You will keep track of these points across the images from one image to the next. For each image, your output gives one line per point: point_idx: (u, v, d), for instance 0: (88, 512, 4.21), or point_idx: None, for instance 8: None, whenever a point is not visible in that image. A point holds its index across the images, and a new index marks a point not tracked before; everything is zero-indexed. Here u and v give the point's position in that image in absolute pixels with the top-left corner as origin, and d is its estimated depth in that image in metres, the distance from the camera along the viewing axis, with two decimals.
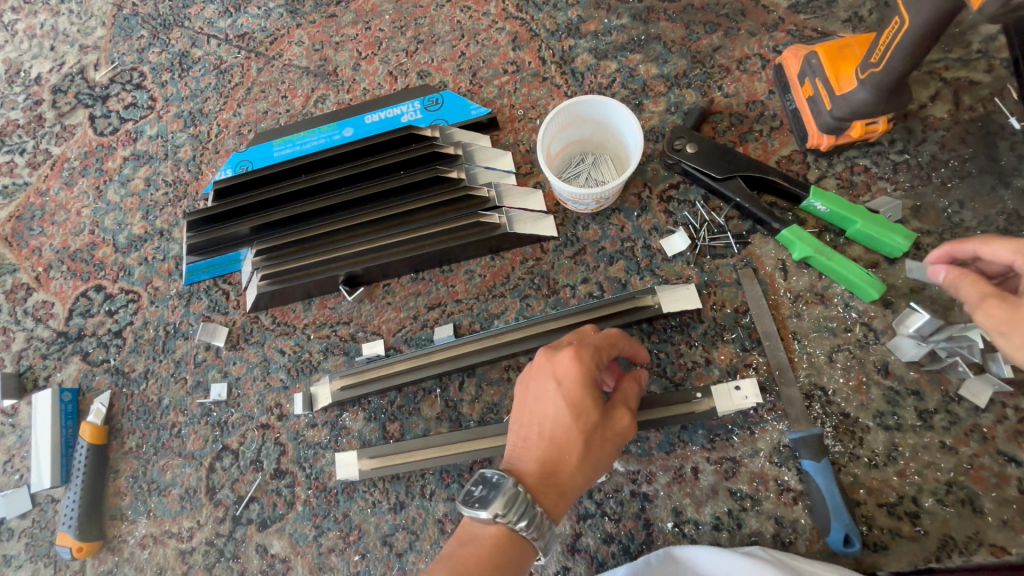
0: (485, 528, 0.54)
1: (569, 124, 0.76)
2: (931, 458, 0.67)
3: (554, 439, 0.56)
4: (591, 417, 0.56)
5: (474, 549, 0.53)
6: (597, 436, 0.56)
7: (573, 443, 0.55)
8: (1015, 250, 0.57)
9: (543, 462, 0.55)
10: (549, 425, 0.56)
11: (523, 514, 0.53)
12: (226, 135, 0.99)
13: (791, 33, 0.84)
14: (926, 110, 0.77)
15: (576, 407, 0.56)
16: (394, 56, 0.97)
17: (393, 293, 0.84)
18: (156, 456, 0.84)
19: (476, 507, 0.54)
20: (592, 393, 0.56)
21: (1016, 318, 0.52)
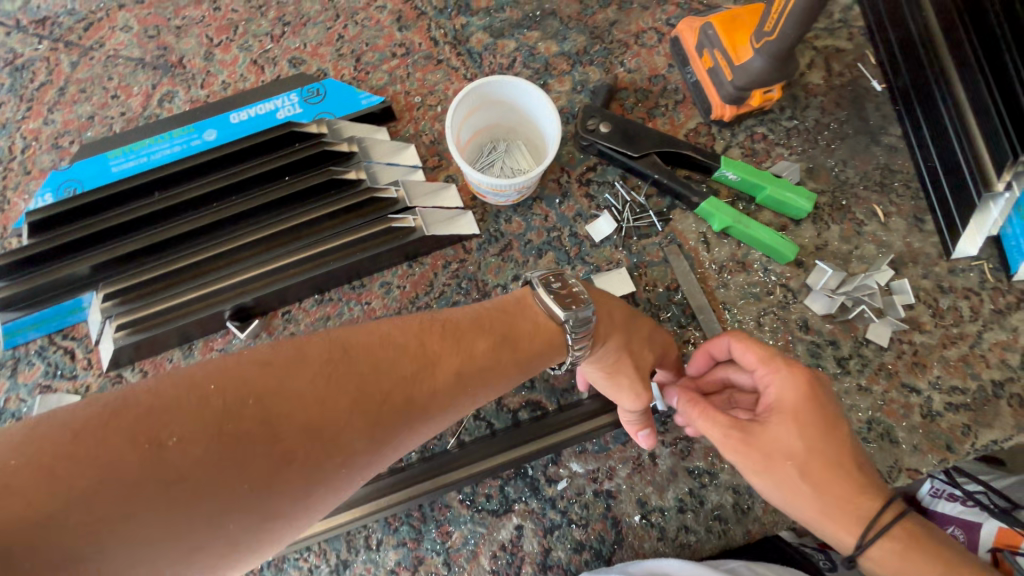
0: (541, 320, 0.55)
1: (477, 109, 0.70)
2: (852, 401, 0.72)
3: (634, 320, 0.61)
4: (657, 348, 0.62)
5: (531, 331, 0.54)
6: (645, 359, 0.60)
7: (642, 327, 0.61)
8: (761, 362, 0.55)
9: (623, 315, 0.60)
10: (642, 316, 0.63)
11: (584, 332, 0.54)
12: (38, 149, 0.77)
13: (680, 6, 0.85)
14: (805, 78, 0.83)
15: (656, 337, 0.63)
16: (256, 41, 0.82)
17: (297, 321, 0.72)
18: None
19: (550, 299, 0.55)
20: (657, 346, 0.62)
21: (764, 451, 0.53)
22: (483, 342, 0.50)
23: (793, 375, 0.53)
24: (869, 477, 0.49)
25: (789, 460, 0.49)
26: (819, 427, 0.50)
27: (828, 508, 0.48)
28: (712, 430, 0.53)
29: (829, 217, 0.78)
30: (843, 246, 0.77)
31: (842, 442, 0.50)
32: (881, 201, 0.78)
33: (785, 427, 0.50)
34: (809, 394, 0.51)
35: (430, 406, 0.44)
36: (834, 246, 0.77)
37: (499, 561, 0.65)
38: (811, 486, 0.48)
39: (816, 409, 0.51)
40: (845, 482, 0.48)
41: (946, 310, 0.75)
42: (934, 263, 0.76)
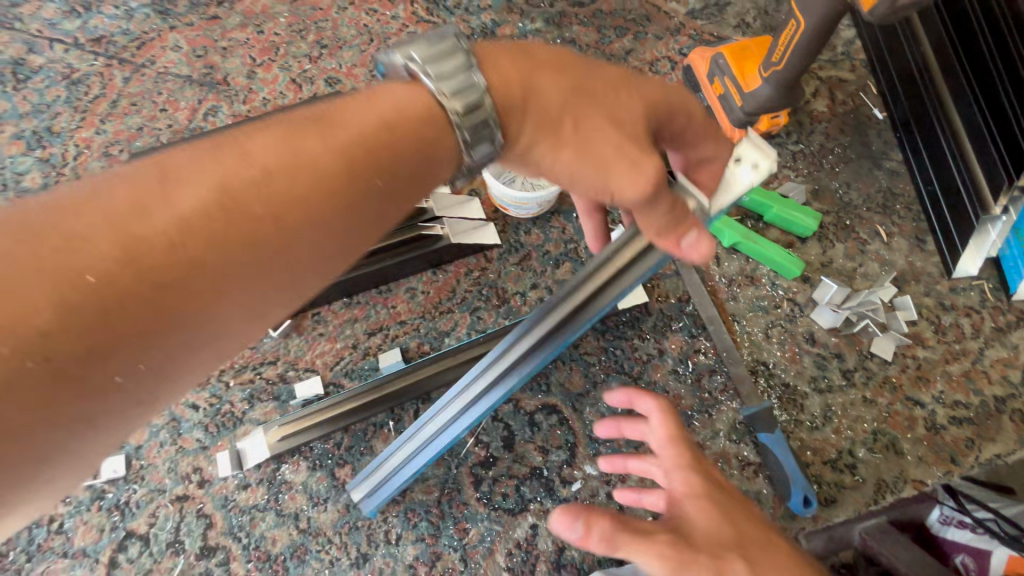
0: (403, 89, 0.43)
1: None
2: (858, 413, 0.74)
3: (566, 71, 0.46)
4: (632, 107, 0.46)
5: (370, 104, 0.42)
6: (619, 125, 0.45)
7: (582, 76, 0.46)
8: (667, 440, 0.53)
9: (547, 67, 0.46)
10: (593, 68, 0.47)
11: (451, 73, 0.42)
12: (89, 157, 0.82)
13: (692, 37, 0.91)
14: (810, 106, 0.87)
15: (634, 89, 0.48)
16: (296, 62, 0.88)
17: (326, 322, 0.76)
18: (31, 563, 0.67)
19: (391, 52, 0.43)
20: (644, 113, 0.47)
21: None
22: (278, 152, 0.38)
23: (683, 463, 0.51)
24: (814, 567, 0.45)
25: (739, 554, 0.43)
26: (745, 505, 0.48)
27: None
28: (659, 543, 0.44)
29: (834, 236, 0.81)
30: (848, 263, 0.80)
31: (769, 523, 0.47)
32: (884, 222, 0.82)
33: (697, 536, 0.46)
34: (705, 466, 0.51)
35: (203, 261, 0.34)
36: (839, 263, 0.80)
37: (514, 558, 0.67)
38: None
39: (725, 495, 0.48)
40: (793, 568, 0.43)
41: (949, 327, 0.77)
42: (936, 282, 0.79)
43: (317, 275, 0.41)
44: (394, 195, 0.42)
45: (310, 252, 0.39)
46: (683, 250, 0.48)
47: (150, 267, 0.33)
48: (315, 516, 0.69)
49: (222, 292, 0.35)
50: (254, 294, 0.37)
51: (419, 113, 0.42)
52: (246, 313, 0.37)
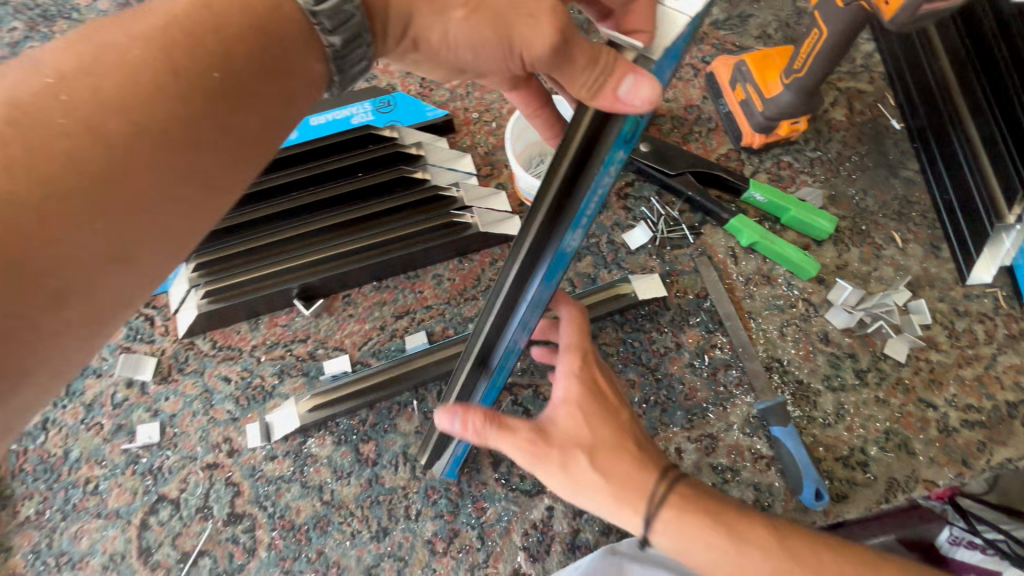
0: None
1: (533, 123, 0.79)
2: (870, 412, 0.75)
3: None
4: None
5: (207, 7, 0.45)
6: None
7: None
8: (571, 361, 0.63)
9: None
10: None
11: None
12: None
13: (715, 47, 0.94)
14: (828, 115, 0.90)
15: None
16: None
17: (355, 304, 0.79)
18: (65, 522, 0.70)
19: None
20: None
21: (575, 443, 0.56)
22: (176, 59, 0.43)
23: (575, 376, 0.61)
24: (645, 452, 0.57)
25: (585, 448, 0.55)
26: (609, 417, 0.58)
27: (617, 480, 0.54)
28: (523, 431, 0.57)
29: (849, 240, 0.83)
30: (863, 267, 0.82)
31: (625, 424, 0.58)
32: (899, 229, 0.84)
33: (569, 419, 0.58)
34: (592, 386, 0.61)
35: (59, 190, 0.39)
36: (854, 266, 0.82)
37: (530, 538, 0.69)
38: (599, 470, 0.54)
39: (597, 404, 0.59)
40: (620, 461, 0.55)
41: (962, 332, 0.79)
42: (950, 288, 0.81)
43: (191, 217, 0.46)
44: (232, 128, 0.46)
45: (203, 168, 0.45)
46: (624, 100, 0.45)
47: (45, 201, 0.38)
48: (338, 489, 0.71)
49: (82, 232, 0.40)
50: (122, 239, 0.42)
51: (255, 17, 0.45)
52: (122, 263, 0.43)
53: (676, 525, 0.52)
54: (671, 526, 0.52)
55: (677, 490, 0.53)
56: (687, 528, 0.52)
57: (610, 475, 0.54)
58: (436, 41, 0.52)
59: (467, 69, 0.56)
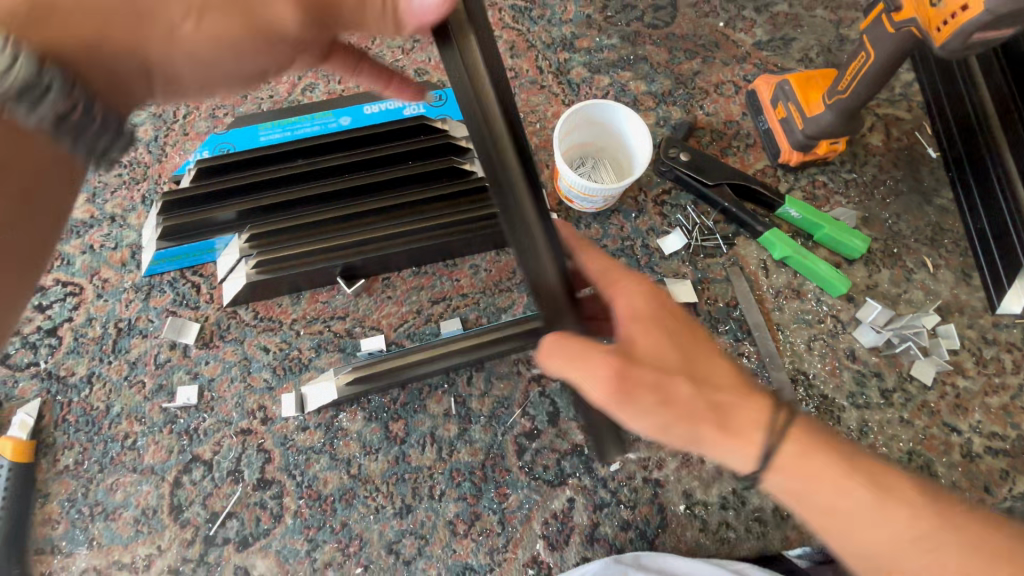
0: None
1: (577, 127, 0.80)
2: (894, 431, 0.76)
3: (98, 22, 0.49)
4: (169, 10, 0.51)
5: None
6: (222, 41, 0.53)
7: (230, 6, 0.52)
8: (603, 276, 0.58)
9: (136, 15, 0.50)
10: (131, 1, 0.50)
11: None
12: (197, 116, 0.90)
13: (757, 66, 0.97)
14: (866, 138, 0.92)
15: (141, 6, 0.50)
16: (389, 52, 0.96)
17: (394, 286, 0.81)
18: (102, 474, 0.72)
19: None
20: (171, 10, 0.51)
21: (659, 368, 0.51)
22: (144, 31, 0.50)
23: (637, 289, 0.56)
24: (741, 377, 0.54)
25: (682, 375, 0.51)
26: (685, 339, 0.54)
27: (728, 422, 0.51)
28: (602, 360, 0.49)
29: (881, 261, 0.85)
30: (893, 289, 0.83)
31: (707, 348, 0.55)
32: (931, 254, 0.85)
33: (655, 341, 0.53)
34: (654, 300, 0.56)
35: None
36: (884, 287, 0.83)
37: (550, 527, 0.70)
38: (704, 402, 0.51)
39: (671, 318, 0.55)
40: (727, 379, 0.53)
41: (990, 360, 0.80)
42: (979, 315, 0.82)
43: None
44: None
45: None
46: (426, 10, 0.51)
47: None
48: (365, 463, 0.73)
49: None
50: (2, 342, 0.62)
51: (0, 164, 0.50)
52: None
53: (801, 476, 0.51)
54: (794, 472, 0.51)
55: (798, 426, 0.52)
56: (819, 471, 0.51)
57: (711, 406, 0.51)
58: (193, 66, 0.54)
59: (249, 69, 0.57)
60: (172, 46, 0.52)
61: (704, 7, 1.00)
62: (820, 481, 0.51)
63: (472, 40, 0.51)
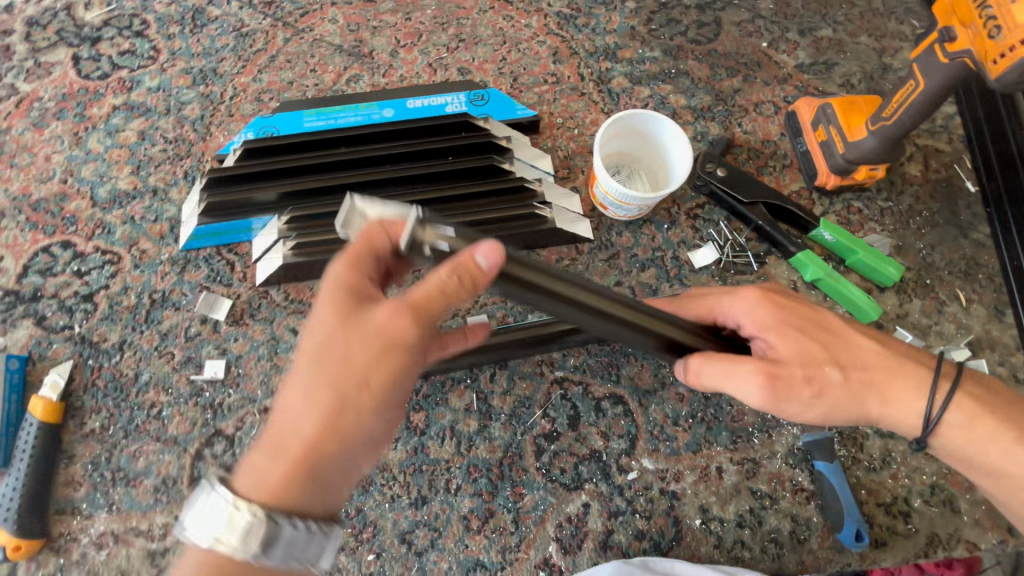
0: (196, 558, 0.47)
1: (610, 139, 0.81)
2: (918, 463, 0.74)
3: (331, 396, 0.47)
4: (386, 364, 0.48)
5: None
6: (397, 354, 0.48)
7: (397, 344, 0.48)
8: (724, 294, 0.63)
9: (339, 387, 0.47)
10: (345, 352, 0.48)
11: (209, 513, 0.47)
12: (244, 99, 0.92)
13: (798, 88, 0.97)
14: (904, 167, 0.91)
15: (378, 353, 0.48)
16: (435, 49, 0.97)
17: (423, 280, 0.82)
18: (126, 440, 0.73)
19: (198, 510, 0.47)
20: (380, 356, 0.48)
21: (807, 362, 0.56)
22: (361, 419, 0.48)
23: (749, 296, 0.61)
24: (885, 346, 0.58)
25: (830, 360, 0.56)
26: (819, 330, 0.58)
27: (888, 390, 0.56)
28: (749, 369, 0.55)
29: (913, 291, 0.84)
30: (924, 320, 0.82)
31: (848, 333, 0.58)
32: (964, 288, 0.84)
33: (793, 341, 0.57)
34: (776, 304, 0.60)
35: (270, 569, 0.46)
36: (915, 317, 0.83)
37: (564, 531, 0.70)
38: (853, 381, 0.56)
39: (792, 315, 0.59)
40: (871, 356, 0.57)
41: None
42: (1010, 353, 0.81)
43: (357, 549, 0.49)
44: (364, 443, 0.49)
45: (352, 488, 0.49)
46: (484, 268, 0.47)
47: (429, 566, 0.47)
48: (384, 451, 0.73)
49: None
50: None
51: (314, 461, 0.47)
52: None
53: (965, 432, 0.55)
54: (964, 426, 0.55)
55: (964, 389, 0.56)
56: (980, 431, 0.54)
57: (865, 380, 0.56)
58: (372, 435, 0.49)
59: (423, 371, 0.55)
60: (378, 409, 0.49)
61: (748, 27, 1.01)
62: (983, 441, 0.54)
63: (541, 280, 0.51)
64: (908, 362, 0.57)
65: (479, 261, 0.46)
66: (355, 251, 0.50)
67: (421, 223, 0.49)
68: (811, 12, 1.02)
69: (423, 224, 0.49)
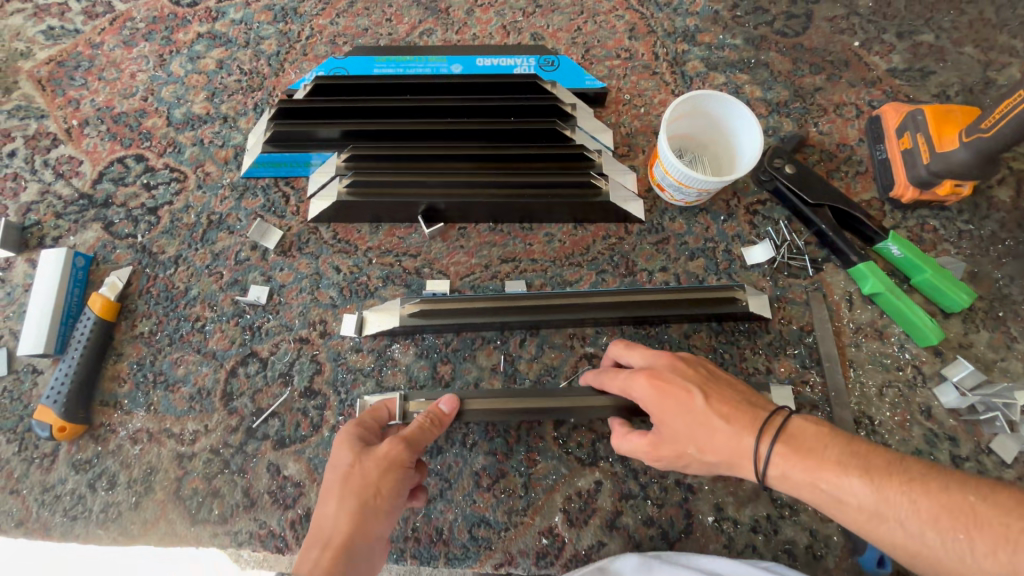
0: None
1: (674, 120, 0.78)
2: None
3: (354, 495, 0.54)
4: (390, 472, 0.56)
5: None
6: (398, 473, 0.56)
7: (395, 464, 0.56)
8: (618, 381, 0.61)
9: (360, 489, 0.54)
10: (357, 469, 0.55)
11: None
12: (319, 41, 0.94)
13: (886, 94, 0.91)
14: (993, 191, 0.84)
15: (380, 467, 0.55)
16: (510, 12, 0.96)
17: (468, 237, 0.82)
18: (170, 347, 0.77)
19: None
20: (386, 471, 0.55)
21: (676, 445, 0.55)
22: (379, 521, 0.54)
23: (633, 380, 0.59)
24: (738, 415, 0.53)
25: (690, 441, 0.54)
26: (682, 412, 0.54)
27: (740, 466, 0.52)
28: (638, 440, 0.58)
29: (981, 321, 0.78)
30: (988, 353, 0.77)
31: (703, 411, 0.54)
32: None
33: (666, 428, 0.55)
34: (661, 389, 0.56)
35: None
36: (979, 349, 0.77)
37: (572, 504, 0.70)
38: (717, 456, 0.53)
39: (671, 400, 0.55)
40: (719, 436, 0.53)
41: None
42: None
43: None
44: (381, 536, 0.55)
45: None
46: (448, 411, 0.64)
47: None
48: None
49: None
50: None
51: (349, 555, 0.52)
52: None
53: (785, 480, 0.50)
54: (784, 467, 0.50)
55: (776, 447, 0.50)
56: (798, 479, 0.50)
57: (720, 454, 0.53)
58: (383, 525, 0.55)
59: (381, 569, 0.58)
60: (390, 512, 0.55)
61: (841, 23, 0.95)
62: (806, 490, 0.50)
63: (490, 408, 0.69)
64: (746, 424, 0.52)
65: (444, 409, 0.64)
66: (335, 449, 0.59)
67: (406, 399, 0.67)
68: (914, 15, 0.95)
69: (407, 398, 0.68)
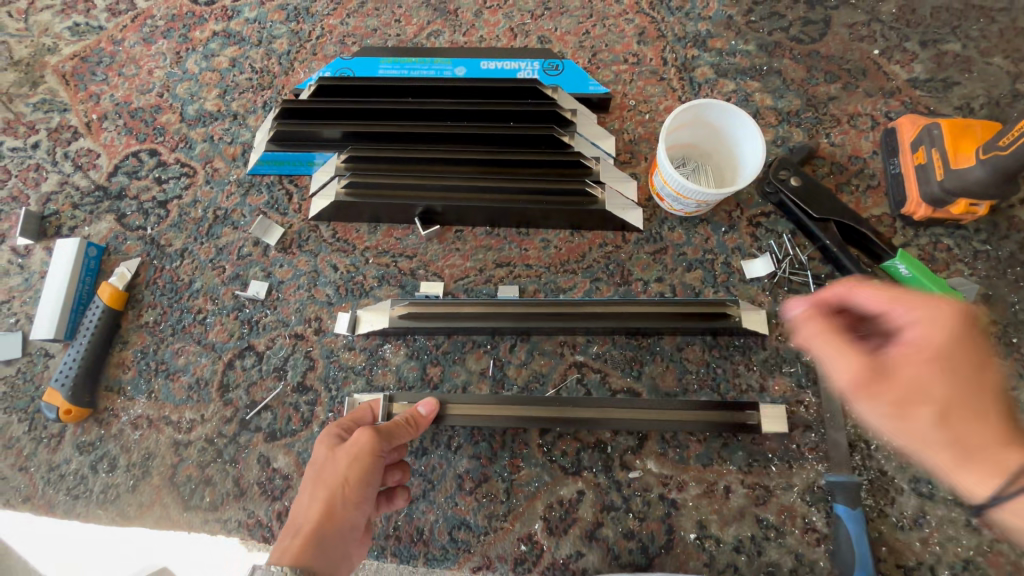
0: None
1: (675, 130, 0.77)
2: (955, 533, 0.67)
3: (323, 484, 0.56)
4: (358, 461, 0.57)
5: None
6: (367, 462, 0.57)
7: (364, 453, 0.57)
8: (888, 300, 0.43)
9: (330, 478, 0.56)
10: (329, 460, 0.58)
11: None
12: (329, 40, 0.95)
13: (905, 105, 0.87)
14: (1014, 210, 0.80)
15: (349, 456, 0.57)
16: (519, 14, 0.96)
17: (464, 240, 0.83)
18: (172, 337, 0.80)
19: None
20: (355, 460, 0.57)
21: (909, 391, 0.40)
22: (350, 510, 0.56)
23: (940, 314, 0.41)
24: (1018, 425, 0.40)
25: (944, 397, 0.40)
26: (981, 375, 0.41)
27: (977, 459, 0.40)
28: (856, 357, 0.42)
29: None
30: None
31: (997, 387, 0.41)
32: None
33: (926, 366, 0.40)
34: (965, 344, 0.41)
35: None
36: None
37: (552, 512, 0.70)
38: (947, 432, 0.40)
39: (970, 354, 0.41)
40: (989, 424, 0.40)
41: None
42: None
43: None
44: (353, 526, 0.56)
45: None
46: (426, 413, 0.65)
47: None
48: None
49: None
50: None
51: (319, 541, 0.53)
52: None
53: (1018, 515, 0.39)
54: (1022, 509, 0.39)
55: None
56: None
57: (958, 431, 0.40)
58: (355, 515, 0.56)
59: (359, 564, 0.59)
60: (360, 502, 0.56)
61: (861, 30, 0.92)
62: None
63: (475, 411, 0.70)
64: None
65: (422, 412, 0.65)
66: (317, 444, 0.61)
67: (391, 400, 0.69)
68: (940, 22, 0.91)
69: (392, 400, 0.69)
